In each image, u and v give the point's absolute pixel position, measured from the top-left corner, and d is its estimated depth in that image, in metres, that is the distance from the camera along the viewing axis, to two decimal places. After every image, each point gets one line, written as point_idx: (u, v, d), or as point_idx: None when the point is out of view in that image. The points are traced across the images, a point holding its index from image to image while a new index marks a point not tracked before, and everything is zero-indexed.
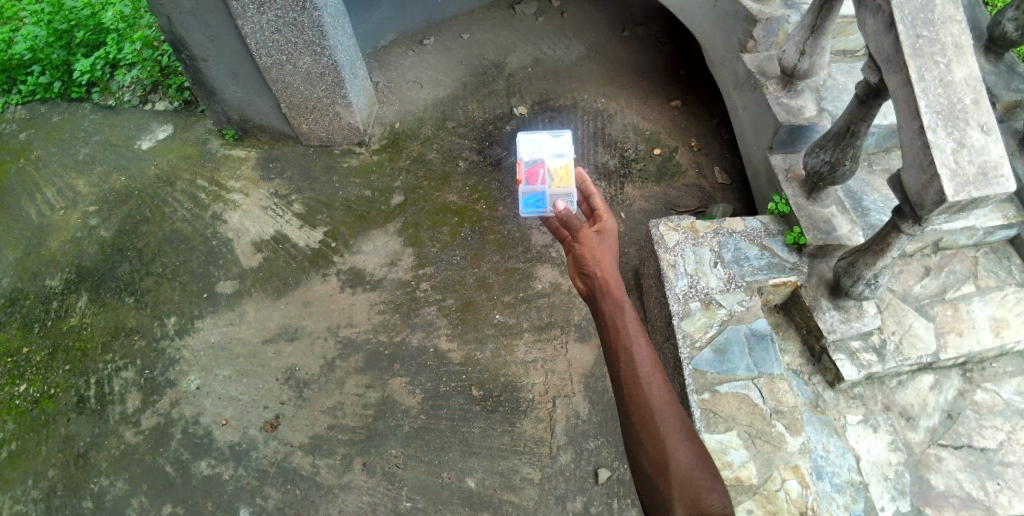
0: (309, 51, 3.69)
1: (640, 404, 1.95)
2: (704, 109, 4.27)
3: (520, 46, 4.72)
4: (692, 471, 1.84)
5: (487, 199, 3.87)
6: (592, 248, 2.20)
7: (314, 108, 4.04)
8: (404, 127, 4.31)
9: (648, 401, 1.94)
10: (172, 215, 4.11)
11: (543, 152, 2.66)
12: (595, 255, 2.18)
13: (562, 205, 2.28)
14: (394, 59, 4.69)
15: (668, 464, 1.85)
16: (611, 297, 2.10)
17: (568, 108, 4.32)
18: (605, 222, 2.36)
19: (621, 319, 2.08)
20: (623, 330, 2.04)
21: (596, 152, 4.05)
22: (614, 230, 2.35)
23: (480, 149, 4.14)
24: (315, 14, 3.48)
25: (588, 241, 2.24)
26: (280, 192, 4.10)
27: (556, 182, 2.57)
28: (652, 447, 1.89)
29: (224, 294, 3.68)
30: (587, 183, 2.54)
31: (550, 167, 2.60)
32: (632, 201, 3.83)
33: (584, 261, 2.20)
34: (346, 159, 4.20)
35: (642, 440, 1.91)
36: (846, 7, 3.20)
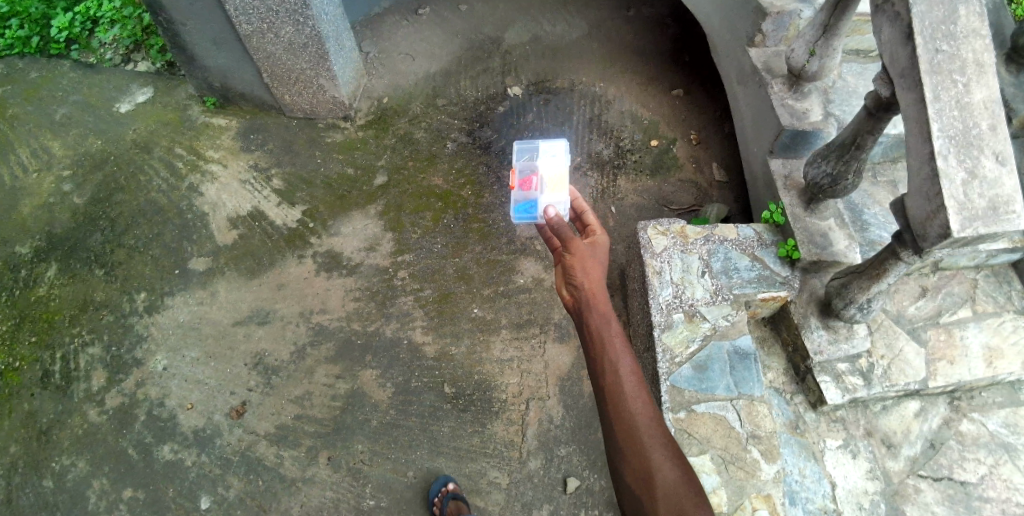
0: (291, 21, 3.44)
1: (625, 418, 1.84)
2: (706, 99, 4.05)
3: (519, 21, 4.49)
4: (680, 490, 1.75)
5: (473, 185, 3.70)
6: (583, 259, 2.02)
7: (297, 79, 3.81)
8: (391, 103, 4.10)
9: (633, 416, 1.84)
10: (148, 184, 3.96)
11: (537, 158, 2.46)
12: (586, 268, 2.01)
13: (554, 212, 2.04)
14: (387, 29, 4.49)
15: (655, 482, 1.76)
16: (599, 308, 1.95)
17: (565, 91, 4.10)
18: (599, 235, 2.17)
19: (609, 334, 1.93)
20: (608, 342, 1.91)
21: (590, 141, 3.87)
22: (606, 240, 2.18)
23: (470, 130, 3.94)
24: None
25: (580, 251, 2.06)
26: (260, 165, 3.93)
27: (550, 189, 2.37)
28: (637, 464, 1.80)
29: (196, 272, 3.55)
30: (579, 200, 2.34)
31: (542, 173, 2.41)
32: (624, 195, 3.67)
33: (574, 274, 2.02)
34: (330, 133, 4.00)
35: (628, 457, 1.81)
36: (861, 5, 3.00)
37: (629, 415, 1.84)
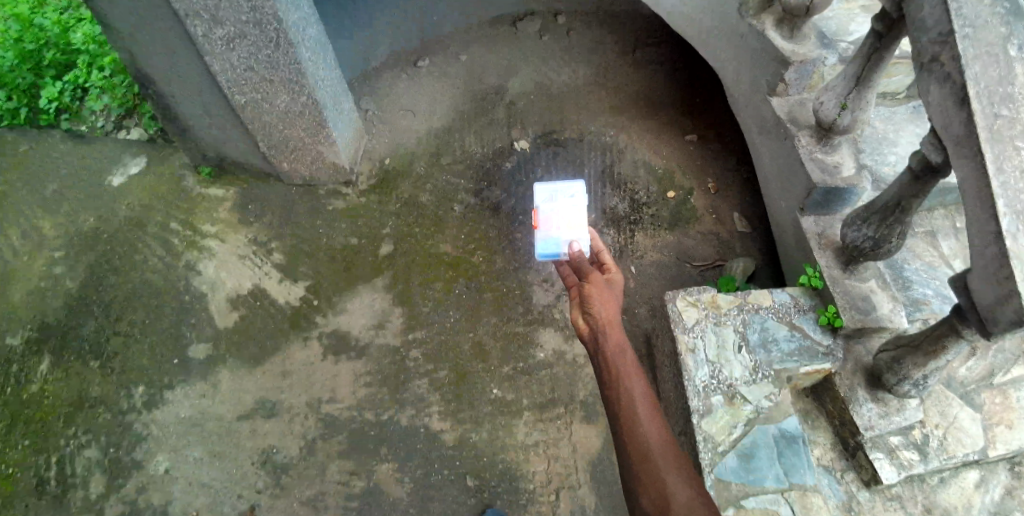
0: (287, 89, 3.21)
1: (639, 441, 1.75)
2: (722, 142, 3.92)
3: (521, 69, 4.37)
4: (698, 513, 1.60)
5: (483, 249, 3.51)
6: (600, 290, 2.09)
7: (295, 146, 3.58)
8: (394, 164, 3.92)
9: (647, 439, 1.75)
10: (142, 264, 3.77)
11: (555, 202, 2.56)
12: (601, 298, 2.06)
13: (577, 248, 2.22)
14: (386, 83, 4.35)
15: (671, 507, 1.61)
16: (614, 334, 1.96)
17: (574, 142, 3.94)
18: (614, 273, 2.24)
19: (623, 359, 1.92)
20: (622, 367, 1.88)
21: (604, 195, 3.68)
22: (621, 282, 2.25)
23: (477, 190, 3.76)
24: (290, 51, 3.01)
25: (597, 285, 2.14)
26: (259, 237, 3.76)
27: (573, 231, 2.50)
28: (650, 489, 1.67)
29: (197, 360, 3.36)
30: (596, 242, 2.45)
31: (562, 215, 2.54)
32: (643, 252, 3.49)
33: (588, 301, 2.08)
34: (331, 201, 3.81)
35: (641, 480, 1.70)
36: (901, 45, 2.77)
37: (643, 437, 1.75)
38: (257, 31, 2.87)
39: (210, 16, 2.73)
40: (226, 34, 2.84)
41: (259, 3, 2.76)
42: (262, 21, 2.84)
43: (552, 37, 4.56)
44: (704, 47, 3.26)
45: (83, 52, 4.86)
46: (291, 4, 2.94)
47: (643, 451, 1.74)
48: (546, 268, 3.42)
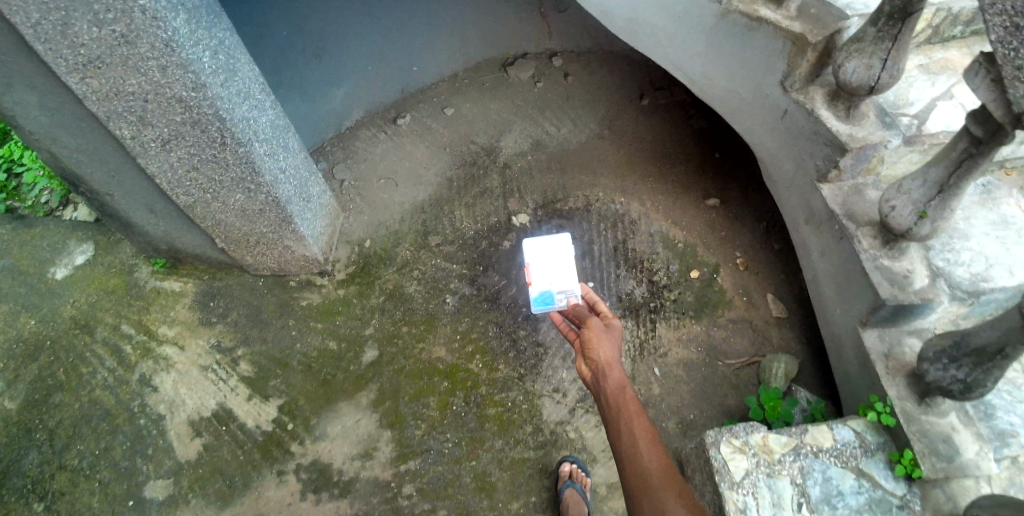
0: (239, 189, 2.70)
1: (636, 469, 1.51)
2: (747, 206, 3.47)
3: (515, 125, 3.91)
4: None
5: (483, 353, 3.05)
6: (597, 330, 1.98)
7: (257, 241, 3.07)
8: (375, 246, 3.43)
9: (644, 464, 1.51)
10: (90, 378, 3.28)
11: (545, 254, 2.44)
12: (595, 333, 1.95)
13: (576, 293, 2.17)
14: (362, 145, 3.85)
15: None
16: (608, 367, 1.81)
17: (580, 213, 3.48)
18: (613, 317, 2.15)
19: (614, 383, 1.77)
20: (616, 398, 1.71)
21: (619, 278, 3.25)
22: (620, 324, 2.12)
23: (473, 277, 3.28)
24: (240, 151, 2.48)
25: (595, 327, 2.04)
26: (223, 343, 3.29)
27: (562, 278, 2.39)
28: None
29: (154, 502, 2.88)
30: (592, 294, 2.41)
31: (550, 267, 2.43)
32: (667, 349, 3.06)
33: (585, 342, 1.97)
34: (304, 295, 3.32)
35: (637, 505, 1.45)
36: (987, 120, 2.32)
37: (638, 463, 1.51)
38: (196, 132, 2.35)
39: (137, 117, 2.26)
40: (160, 135, 2.35)
41: (195, 104, 2.23)
42: (201, 121, 2.31)
43: (545, 84, 4.11)
44: (733, 116, 2.74)
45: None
46: (241, 96, 2.40)
47: (641, 476, 1.49)
48: (555, 374, 2.98)
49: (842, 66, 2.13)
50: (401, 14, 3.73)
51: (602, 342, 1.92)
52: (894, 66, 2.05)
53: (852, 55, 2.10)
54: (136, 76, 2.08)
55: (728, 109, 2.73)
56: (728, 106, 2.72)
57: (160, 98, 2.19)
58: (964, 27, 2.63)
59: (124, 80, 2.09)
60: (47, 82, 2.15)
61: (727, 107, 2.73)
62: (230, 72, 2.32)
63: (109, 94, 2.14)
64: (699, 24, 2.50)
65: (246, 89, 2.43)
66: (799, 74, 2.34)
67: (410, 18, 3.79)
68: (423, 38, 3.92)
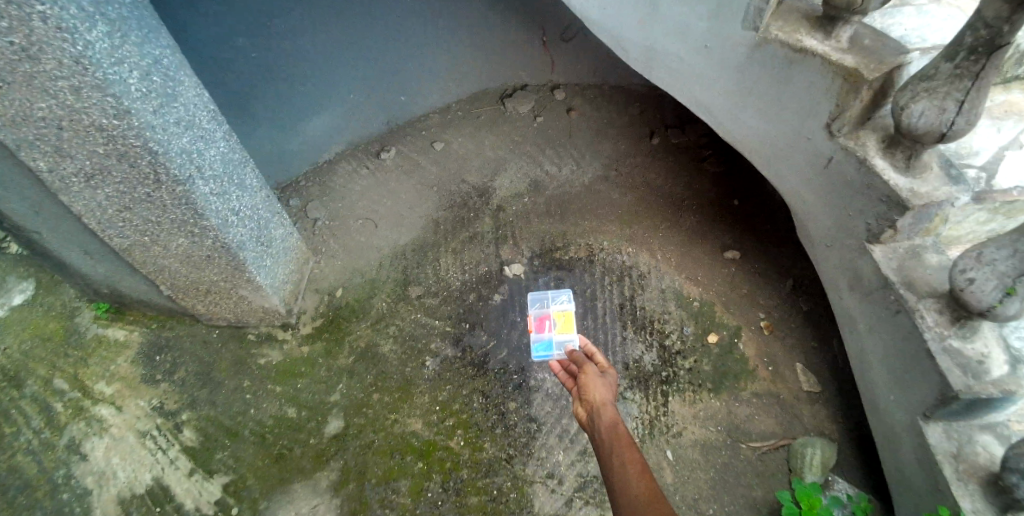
0: (181, 232, 2.29)
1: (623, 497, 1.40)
2: (770, 261, 3.07)
3: (512, 162, 3.54)
4: None
5: (466, 428, 2.60)
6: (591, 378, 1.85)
7: (208, 289, 2.66)
8: (348, 297, 3.02)
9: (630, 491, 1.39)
10: (13, 441, 2.74)
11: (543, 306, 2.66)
12: (589, 377, 1.86)
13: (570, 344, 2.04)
14: (341, 182, 3.48)
15: None
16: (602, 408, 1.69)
17: (581, 265, 3.08)
18: (607, 365, 1.98)
19: (605, 418, 1.67)
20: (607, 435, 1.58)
21: (625, 342, 2.83)
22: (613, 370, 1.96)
23: (458, 336, 2.86)
24: (177, 189, 2.08)
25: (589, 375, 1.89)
26: (166, 405, 2.84)
27: (560, 328, 2.47)
28: None
29: None
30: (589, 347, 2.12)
31: (553, 315, 2.52)
32: (681, 428, 2.62)
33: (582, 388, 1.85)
34: (264, 351, 2.90)
35: None
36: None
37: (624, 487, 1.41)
38: (123, 166, 1.96)
39: (52, 148, 1.87)
40: (82, 169, 1.96)
41: (120, 134, 1.84)
42: (129, 154, 1.92)
43: (545, 118, 3.75)
44: (763, 163, 2.39)
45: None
46: (181, 126, 2.02)
47: (627, 501, 1.37)
48: (550, 457, 2.53)
49: (906, 108, 1.76)
50: (404, 12, 3.31)
51: (594, 382, 1.83)
52: (971, 110, 1.67)
53: (919, 95, 1.73)
54: (45, 98, 1.70)
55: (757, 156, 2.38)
56: (759, 152, 2.37)
57: (78, 126, 1.80)
58: None
59: (31, 103, 1.71)
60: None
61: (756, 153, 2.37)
62: (169, 97, 1.93)
63: (15, 119, 1.74)
64: (731, 57, 2.11)
65: (188, 117, 2.05)
66: (848, 115, 1.98)
67: (411, 17, 3.37)
68: (415, 58, 3.52)
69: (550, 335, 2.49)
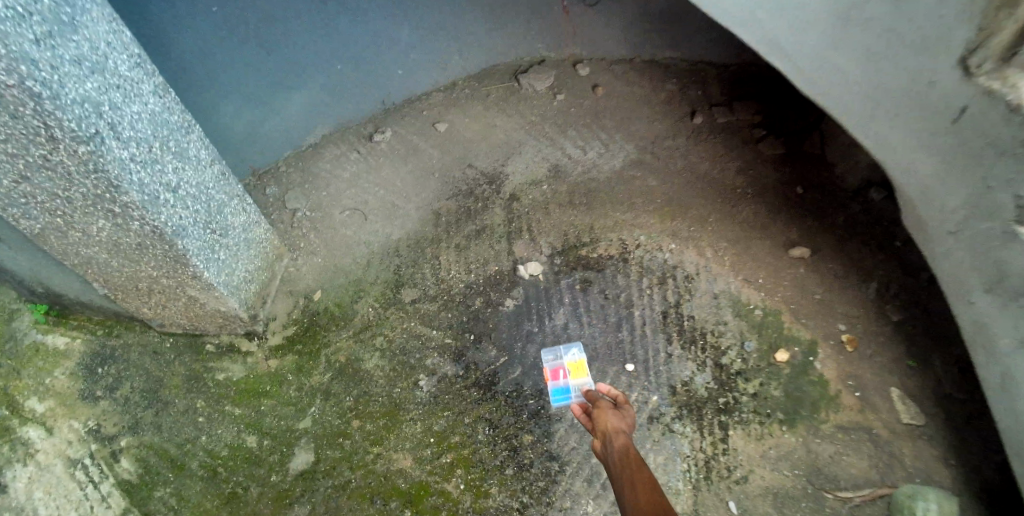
0: (98, 212, 1.79)
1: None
2: (847, 260, 2.57)
3: (529, 146, 3.01)
4: None
5: (467, 468, 2.04)
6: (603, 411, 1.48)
7: (151, 289, 2.18)
8: (327, 301, 2.50)
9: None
10: None
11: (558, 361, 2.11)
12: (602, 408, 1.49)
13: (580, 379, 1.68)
14: (328, 167, 2.97)
15: None
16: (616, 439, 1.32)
17: (612, 265, 2.53)
18: (621, 396, 1.59)
19: (621, 451, 1.29)
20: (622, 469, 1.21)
21: (671, 360, 2.27)
22: (628, 400, 1.57)
23: (459, 350, 2.31)
24: (80, 150, 1.56)
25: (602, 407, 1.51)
26: (102, 428, 2.31)
27: (573, 376, 2.04)
28: None
29: None
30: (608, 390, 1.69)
31: (566, 361, 2.10)
32: (747, 471, 2.05)
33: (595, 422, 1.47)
34: (224, 365, 2.38)
35: None
36: None
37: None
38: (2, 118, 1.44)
39: None
40: None
41: None
42: (4, 99, 1.40)
43: (566, 97, 3.22)
44: (851, 121, 1.80)
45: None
46: (85, 66, 1.51)
47: None
48: (577, 508, 1.96)
49: None
50: None
51: (604, 411, 1.48)
52: None
53: None
54: None
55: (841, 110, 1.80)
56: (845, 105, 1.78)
57: None
58: None
59: None
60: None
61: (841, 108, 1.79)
62: (63, 25, 1.43)
63: None
64: None
65: (97, 57, 1.55)
66: (995, 44, 1.34)
67: None
68: (415, 23, 2.95)
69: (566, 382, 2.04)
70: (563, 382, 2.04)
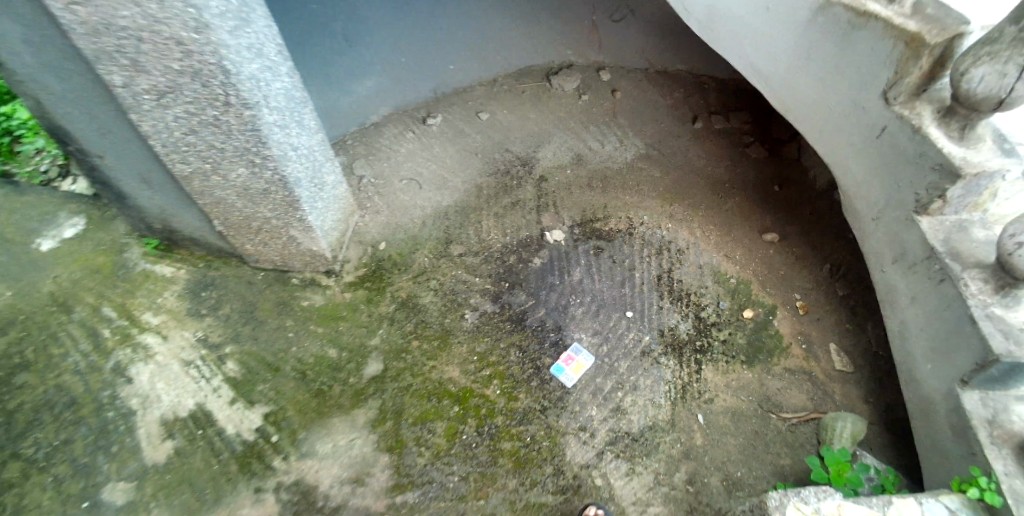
0: (242, 161, 2.38)
1: None
2: (808, 245, 3.21)
3: (556, 137, 3.63)
4: None
5: (501, 379, 2.67)
6: None
7: (259, 228, 2.77)
8: (390, 250, 3.11)
9: None
10: (61, 361, 2.88)
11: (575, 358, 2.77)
12: None
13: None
14: (387, 143, 3.55)
15: None
16: None
17: (621, 236, 3.16)
18: None
19: None
20: None
21: (662, 311, 2.91)
22: None
23: (498, 294, 2.93)
24: (246, 113, 2.16)
25: None
26: (210, 338, 2.91)
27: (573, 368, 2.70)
28: None
29: (110, 509, 2.46)
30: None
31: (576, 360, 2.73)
32: (712, 395, 2.67)
33: None
34: (308, 294, 2.99)
35: None
36: None
37: None
38: (196, 86, 2.02)
39: (129, 60, 1.89)
40: (155, 87, 2.00)
41: (198, 49, 1.89)
42: (202, 72, 1.98)
43: (590, 97, 3.84)
44: (813, 130, 2.46)
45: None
46: (253, 51, 2.09)
47: None
48: (583, 412, 2.59)
49: (966, 72, 1.80)
50: None
51: None
52: None
53: (981, 60, 1.76)
54: (128, 6, 1.73)
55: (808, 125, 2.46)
56: (811, 119, 2.44)
57: (156, 38, 1.83)
58: None
59: (115, 10, 1.74)
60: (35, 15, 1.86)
61: (807, 122, 2.46)
62: (244, 22, 2.00)
63: (98, 28, 1.78)
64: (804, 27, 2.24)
65: (259, 44, 2.12)
66: (906, 82, 1.98)
67: None
68: (465, 27, 3.59)
69: (566, 367, 2.71)
70: (564, 366, 2.71)
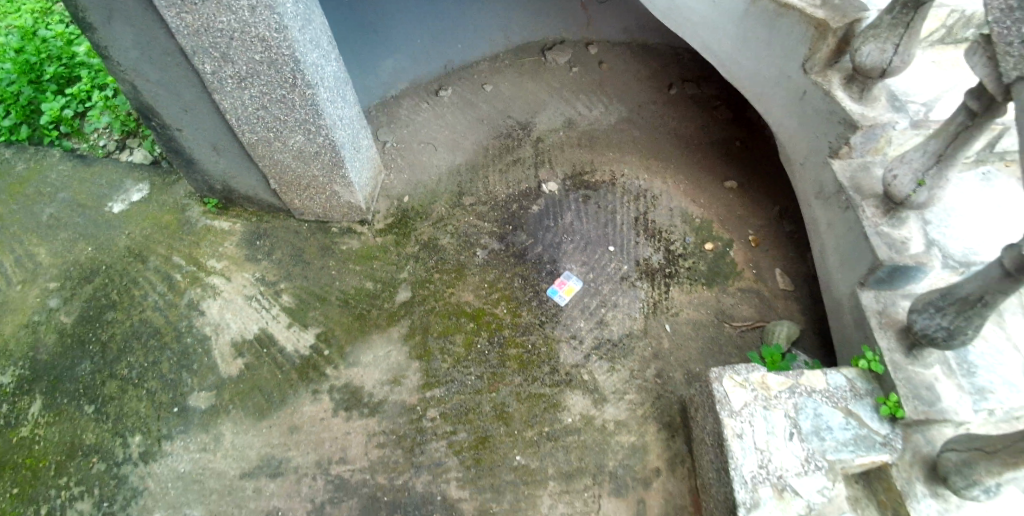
0: (300, 130, 2.97)
1: None
2: (763, 190, 3.81)
3: (551, 104, 4.20)
4: None
5: (508, 301, 3.30)
6: None
7: (308, 185, 3.38)
8: (413, 202, 3.71)
9: None
10: (142, 300, 3.50)
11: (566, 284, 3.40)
12: None
13: None
14: (405, 114, 4.13)
15: None
16: None
17: (605, 186, 3.76)
18: None
19: None
20: None
21: (638, 246, 3.52)
22: None
23: (503, 235, 3.55)
24: (307, 92, 2.75)
25: None
26: (267, 277, 3.53)
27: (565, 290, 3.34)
28: None
29: (197, 410, 3.11)
30: None
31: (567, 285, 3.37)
32: (678, 310, 3.30)
33: None
34: (346, 239, 3.61)
35: None
36: (942, 112, 2.67)
37: None
38: (270, 72, 2.61)
39: (220, 53, 2.49)
40: (238, 72, 2.59)
41: (275, 44, 2.48)
42: (277, 62, 2.56)
43: (580, 69, 4.40)
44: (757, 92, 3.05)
45: (52, 64, 4.59)
46: (312, 42, 2.67)
47: None
48: (573, 325, 3.23)
49: (858, 49, 2.43)
50: None
51: None
52: (904, 51, 2.35)
53: (868, 40, 2.40)
54: (226, 14, 2.31)
55: (754, 88, 3.05)
56: (755, 83, 3.03)
57: (244, 36, 2.42)
58: (976, 31, 2.85)
59: (215, 17, 2.32)
60: (142, 19, 2.42)
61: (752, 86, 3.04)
62: (305, 20, 2.57)
63: (201, 30, 2.37)
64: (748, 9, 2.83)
65: (315, 36, 2.70)
66: (817, 57, 2.65)
67: None
68: (472, 10, 4.16)
69: (559, 290, 3.34)
70: (557, 288, 3.34)
